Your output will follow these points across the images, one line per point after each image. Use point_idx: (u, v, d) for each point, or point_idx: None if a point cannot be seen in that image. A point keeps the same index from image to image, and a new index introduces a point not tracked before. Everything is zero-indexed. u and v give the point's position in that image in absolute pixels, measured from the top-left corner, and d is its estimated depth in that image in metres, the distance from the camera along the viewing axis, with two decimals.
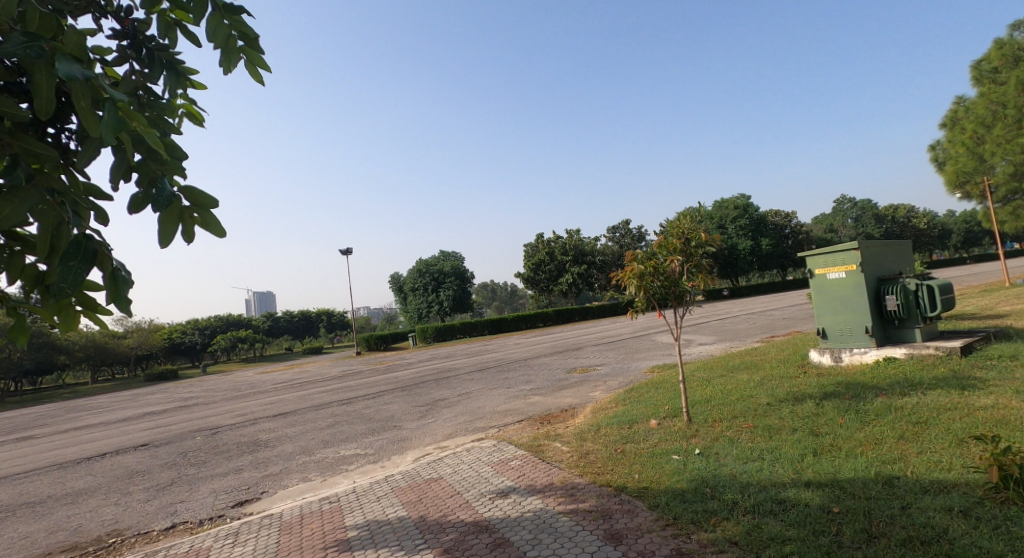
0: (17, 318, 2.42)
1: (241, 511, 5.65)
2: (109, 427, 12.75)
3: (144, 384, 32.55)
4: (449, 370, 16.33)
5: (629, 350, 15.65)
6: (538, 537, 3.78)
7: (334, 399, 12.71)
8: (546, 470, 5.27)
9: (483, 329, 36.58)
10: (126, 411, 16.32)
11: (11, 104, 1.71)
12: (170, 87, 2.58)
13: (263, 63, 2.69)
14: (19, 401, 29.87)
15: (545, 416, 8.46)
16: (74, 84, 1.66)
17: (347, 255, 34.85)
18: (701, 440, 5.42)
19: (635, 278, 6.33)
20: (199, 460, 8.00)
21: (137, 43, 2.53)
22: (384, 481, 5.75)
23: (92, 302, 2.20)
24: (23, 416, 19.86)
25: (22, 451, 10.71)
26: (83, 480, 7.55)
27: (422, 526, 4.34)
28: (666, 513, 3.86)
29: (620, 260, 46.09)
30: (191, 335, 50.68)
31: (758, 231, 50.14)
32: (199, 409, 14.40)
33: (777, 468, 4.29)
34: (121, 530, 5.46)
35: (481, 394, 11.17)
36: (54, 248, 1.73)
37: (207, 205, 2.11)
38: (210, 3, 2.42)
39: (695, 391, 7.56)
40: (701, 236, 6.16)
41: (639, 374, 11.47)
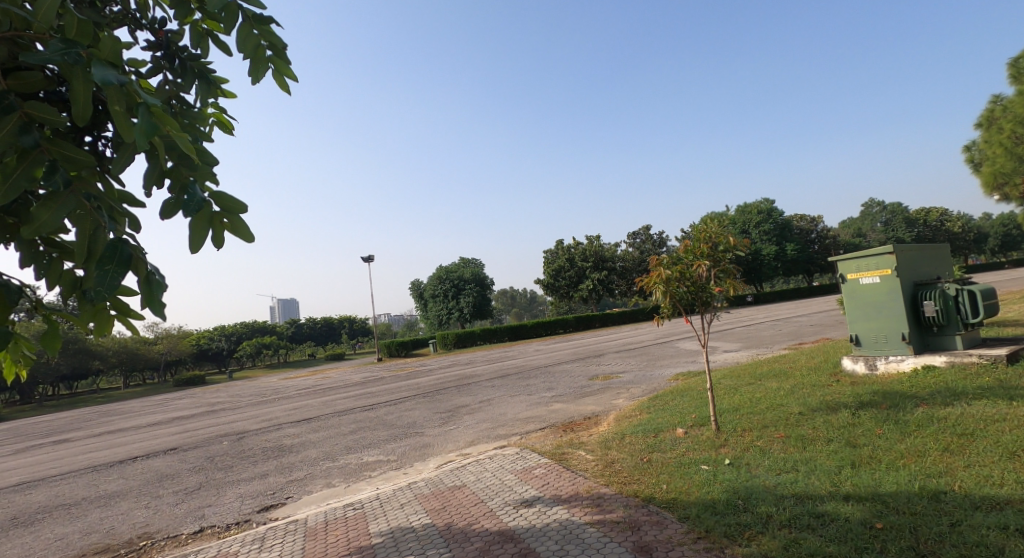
0: (51, 324, 2.50)
1: (267, 517, 5.69)
2: (138, 431, 13.05)
3: (172, 390, 33.31)
4: (470, 376, 16.36)
5: (651, 357, 15.42)
6: (564, 548, 3.71)
7: (357, 405, 12.81)
8: (572, 478, 5.19)
9: (503, 337, 36.50)
10: (155, 416, 16.70)
11: (53, 111, 1.74)
12: (201, 96, 2.63)
13: (290, 73, 2.71)
14: (54, 406, 30.77)
15: (568, 423, 8.37)
16: (110, 89, 1.66)
17: (368, 263, 35.10)
18: (731, 449, 5.27)
19: (661, 283, 6.24)
20: (226, 465, 8.10)
21: (170, 54, 2.58)
22: (407, 488, 5.73)
23: (125, 306, 2.23)
24: (58, 420, 20.49)
25: (57, 454, 11.00)
26: (115, 483, 7.71)
27: (447, 534, 4.30)
28: (696, 526, 3.75)
29: (641, 266, 45.53)
30: (218, 342, 51.75)
31: (783, 237, 49.24)
32: (225, 414, 14.65)
33: (814, 480, 4.13)
34: (151, 533, 5.54)
35: (503, 401, 11.13)
36: (91, 252, 1.74)
37: (237, 211, 2.12)
38: (240, 13, 2.43)
39: (723, 400, 7.38)
40: (730, 240, 6.04)
41: (663, 381, 11.28)
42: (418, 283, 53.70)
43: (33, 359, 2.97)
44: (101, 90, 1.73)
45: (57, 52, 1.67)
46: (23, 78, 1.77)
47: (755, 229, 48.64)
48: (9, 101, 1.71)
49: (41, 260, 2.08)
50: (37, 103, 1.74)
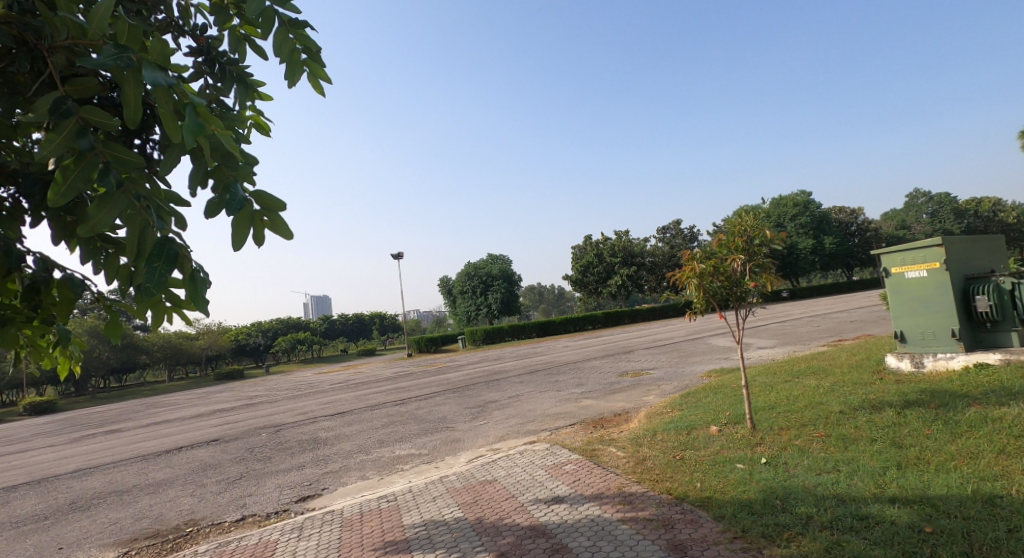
0: (113, 314, 2.65)
1: (305, 507, 5.84)
2: (181, 423, 13.55)
3: (212, 383, 34.50)
4: (499, 372, 16.47)
5: (682, 354, 15.21)
6: (597, 544, 3.69)
7: (388, 400, 13.03)
8: (603, 475, 5.16)
9: (531, 332, 36.49)
10: (197, 408, 17.35)
11: (105, 115, 1.79)
12: (240, 100, 2.70)
13: (325, 75, 2.74)
14: (103, 398, 32.20)
15: (598, 419, 8.33)
16: (159, 92, 1.72)
17: (398, 260, 35.54)
18: (768, 448, 5.15)
19: (694, 277, 6.14)
20: (265, 456, 8.35)
21: (211, 59, 2.65)
22: (439, 482, 5.80)
23: (177, 298, 2.32)
24: (108, 411, 21.50)
25: (107, 443, 11.54)
26: (162, 472, 8.04)
27: (479, 528, 4.34)
28: (732, 525, 3.69)
29: (671, 261, 44.86)
30: (255, 337, 53.37)
31: (821, 230, 47.75)
32: (263, 407, 15.11)
33: (856, 482, 4.00)
34: (197, 520, 5.75)
35: (532, 397, 11.14)
36: (140, 249, 1.80)
37: (276, 209, 2.16)
38: (277, 18, 2.47)
39: (759, 397, 7.22)
40: (767, 234, 5.88)
41: (695, 378, 11.11)
42: (447, 279, 54.17)
43: (83, 354, 3.11)
44: (149, 94, 1.79)
45: (110, 58, 1.72)
46: (78, 84, 1.84)
47: (791, 222, 47.36)
48: (66, 106, 1.78)
49: (99, 256, 2.18)
50: (91, 108, 1.81)
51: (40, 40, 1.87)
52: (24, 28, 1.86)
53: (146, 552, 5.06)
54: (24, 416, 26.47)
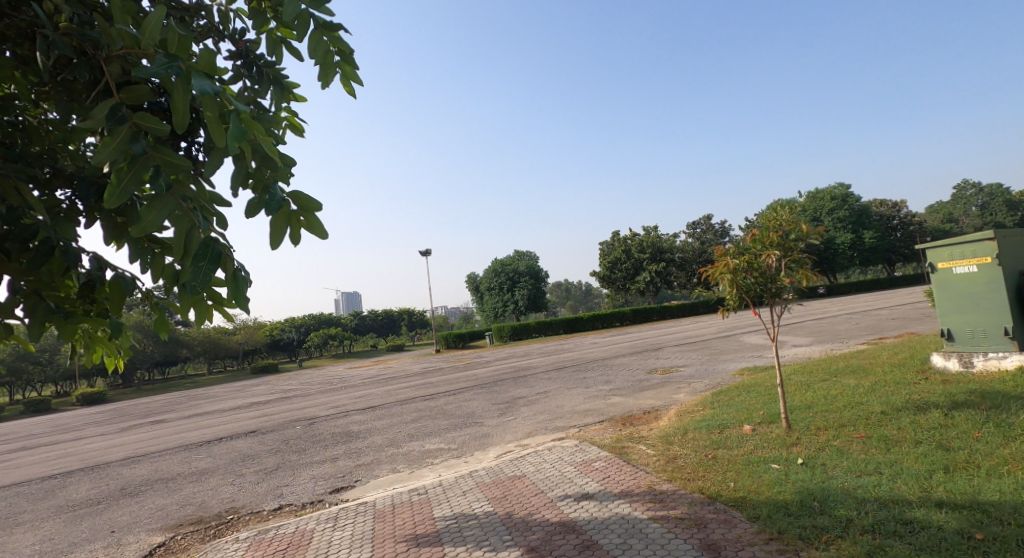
0: (159, 312, 2.78)
1: (338, 498, 5.98)
2: (220, 415, 14.01)
3: (248, 377, 35.55)
4: (526, 368, 16.51)
5: (713, 351, 14.96)
6: (628, 542, 3.67)
7: (418, 395, 13.21)
8: (633, 472, 5.14)
9: (559, 328, 36.40)
10: (234, 401, 17.92)
11: (155, 120, 1.86)
12: (277, 101, 2.76)
13: (357, 77, 2.74)
14: (148, 390, 33.53)
15: (627, 417, 8.27)
16: (206, 98, 1.78)
17: (426, 256, 35.92)
18: (805, 449, 5.03)
19: (727, 273, 6.05)
20: (300, 448, 8.58)
21: (249, 62, 2.71)
22: (469, 476, 5.86)
23: (219, 296, 2.41)
24: (151, 402, 22.39)
25: (151, 433, 12.03)
26: (203, 461, 8.35)
27: (508, 523, 4.37)
28: (768, 526, 3.62)
29: (702, 256, 44.10)
30: (289, 333, 54.71)
31: (860, 224, 46.18)
32: (296, 401, 15.51)
33: (900, 485, 3.88)
34: (237, 508, 5.95)
35: (560, 393, 11.13)
36: (187, 249, 1.87)
37: (312, 209, 2.20)
38: (313, 21, 2.49)
39: (795, 396, 7.04)
40: (803, 229, 5.71)
41: (727, 375, 10.92)
42: (474, 276, 54.50)
43: (130, 352, 3.25)
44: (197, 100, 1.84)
45: (161, 66, 1.79)
46: (133, 91, 1.91)
47: (828, 216, 45.96)
48: (121, 112, 1.86)
49: (147, 255, 2.28)
50: (144, 114, 1.88)
51: (97, 50, 1.95)
52: (83, 39, 1.95)
53: (191, 537, 5.26)
54: (76, 406, 27.79)
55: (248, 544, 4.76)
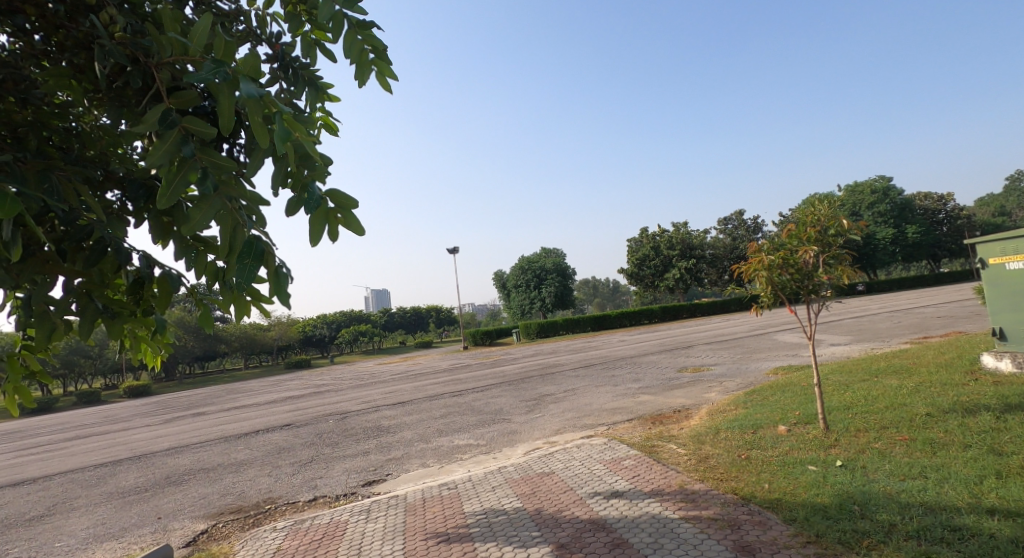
0: (205, 307, 2.90)
1: (371, 491, 6.10)
2: (256, 408, 14.42)
3: (282, 372, 36.54)
4: (554, 365, 16.50)
5: (746, 350, 14.65)
6: (659, 542, 3.64)
7: (446, 391, 13.35)
8: (663, 471, 5.08)
9: (586, 326, 36.14)
10: (269, 395, 18.46)
11: (202, 124, 1.92)
12: (312, 102, 2.81)
13: (392, 74, 2.72)
14: (189, 383, 34.76)
15: (657, 415, 8.18)
16: (252, 102, 1.83)
17: (454, 254, 36.18)
18: (843, 450, 4.90)
19: (762, 270, 5.90)
20: (333, 442, 8.77)
21: (285, 65, 2.77)
22: (498, 472, 5.90)
23: (259, 294, 2.48)
24: (191, 396, 23.23)
25: (192, 425, 12.51)
26: (241, 452, 8.62)
27: (538, 519, 4.38)
28: (805, 529, 3.54)
29: (734, 253, 43.18)
30: (321, 329, 55.93)
31: (902, 218, 44.48)
32: (328, 395, 15.87)
33: (948, 490, 3.74)
34: (274, 498, 6.13)
35: (588, 391, 11.08)
36: (232, 247, 1.92)
37: (349, 206, 2.23)
38: (346, 21, 2.50)
39: (832, 397, 6.84)
40: (843, 224, 5.52)
41: (761, 374, 10.68)
42: (501, 273, 54.68)
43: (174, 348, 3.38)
44: (242, 104, 1.89)
45: (210, 72, 1.85)
46: (182, 97, 1.97)
47: (867, 210, 44.36)
48: (171, 117, 1.93)
49: (192, 254, 2.35)
50: (193, 119, 1.95)
51: (148, 58, 2.03)
52: (137, 48, 2.03)
53: (231, 526, 5.45)
54: (123, 399, 29.00)
55: (285, 534, 4.89)
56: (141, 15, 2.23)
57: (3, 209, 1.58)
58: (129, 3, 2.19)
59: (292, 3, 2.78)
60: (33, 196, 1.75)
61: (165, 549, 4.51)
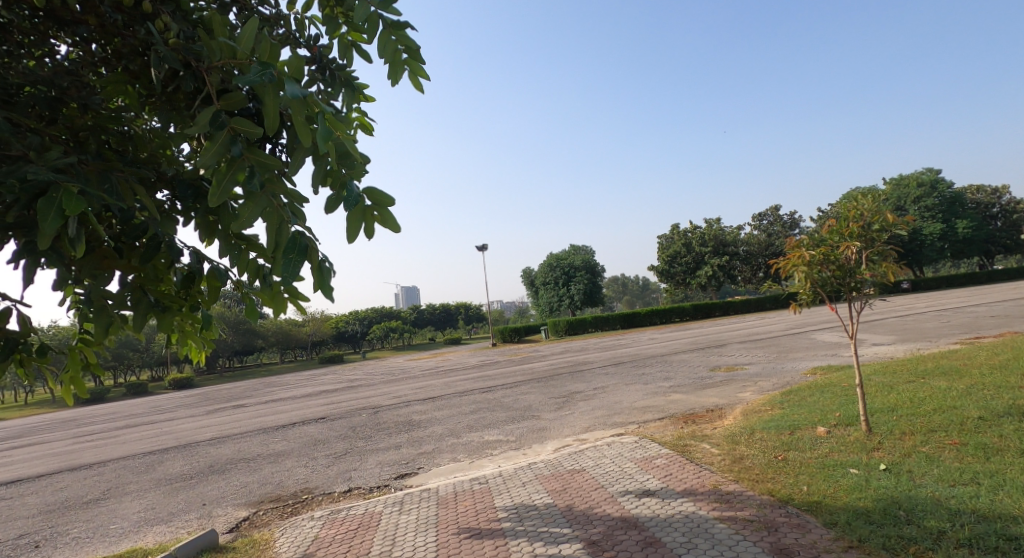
0: (249, 302, 3.01)
1: (403, 483, 6.20)
2: (292, 401, 14.84)
3: (316, 366, 37.45)
4: (583, 363, 16.42)
5: (782, 349, 14.28)
6: (692, 542, 3.59)
7: (476, 387, 13.45)
8: (696, 471, 5.01)
9: (615, 324, 35.81)
10: (303, 388, 18.96)
11: (250, 124, 1.98)
12: (348, 103, 2.85)
13: (424, 74, 2.67)
14: (228, 377, 35.96)
15: (689, 414, 8.06)
16: (296, 103, 1.87)
17: (482, 251, 36.36)
18: (887, 454, 4.73)
19: (801, 266, 5.72)
20: (366, 435, 8.95)
21: (323, 66, 2.82)
22: (528, 468, 5.92)
23: (298, 290, 2.55)
24: (230, 388, 24.06)
25: (231, 417, 12.94)
26: (279, 443, 8.89)
27: (569, 516, 4.38)
28: (847, 533, 3.44)
29: (769, 249, 42.16)
30: (353, 324, 57.10)
31: (951, 212, 42.51)
32: (361, 390, 16.20)
33: (1002, 498, 3.57)
34: (311, 488, 6.30)
35: (618, 389, 10.99)
36: (277, 244, 1.97)
37: (386, 204, 2.25)
38: (381, 21, 2.51)
39: (875, 398, 6.61)
40: (888, 218, 5.31)
41: (798, 375, 10.39)
42: (530, 270, 54.73)
43: (218, 342, 3.50)
44: (287, 105, 1.94)
45: (256, 74, 1.90)
46: (230, 99, 2.04)
47: (913, 204, 42.63)
48: (221, 118, 2.00)
49: (235, 250, 2.43)
50: (240, 120, 2.01)
51: (198, 63, 2.10)
52: (188, 53, 2.10)
53: (271, 514, 5.62)
54: (168, 390, 30.27)
55: (322, 523, 5.02)
56: (192, 21, 2.31)
57: (71, 206, 1.67)
58: (181, 10, 2.28)
59: (329, 6, 2.82)
60: (95, 194, 1.84)
61: (209, 534, 4.68)
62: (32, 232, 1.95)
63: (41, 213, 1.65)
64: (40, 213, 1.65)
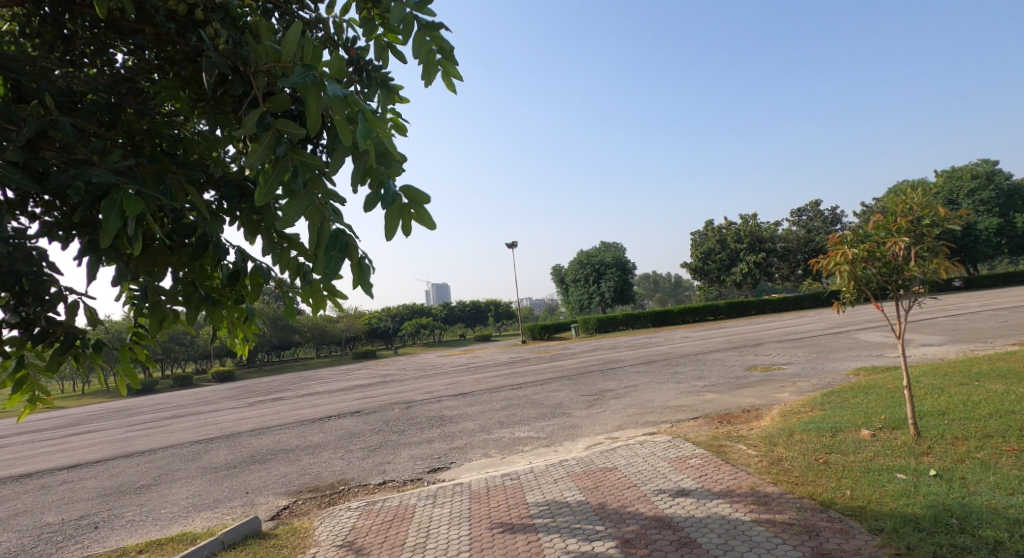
0: (290, 299, 3.10)
1: (436, 477, 6.28)
2: (327, 395, 15.20)
3: (351, 361, 38.26)
4: (614, 361, 16.29)
5: (822, 349, 13.82)
6: (729, 543, 3.52)
7: (506, 384, 13.50)
8: (732, 472, 4.90)
9: (647, 321, 35.37)
10: (338, 383, 19.40)
11: (292, 125, 2.02)
12: (384, 104, 2.86)
13: (457, 74, 2.65)
14: (267, 370, 37.10)
15: (725, 414, 7.90)
16: (337, 104, 1.90)
17: (513, 248, 36.38)
18: (938, 459, 4.53)
19: (845, 264, 5.51)
20: (399, 429, 9.09)
21: (360, 68, 2.84)
22: (560, 465, 5.90)
23: (336, 287, 2.61)
24: (268, 382, 24.83)
25: (270, 409, 13.35)
26: (316, 436, 9.12)
27: (602, 513, 4.35)
28: (894, 541, 3.32)
29: (808, 246, 40.84)
30: (386, 321, 58.08)
31: (1009, 206, 40.26)
32: (393, 384, 16.48)
33: None
34: (347, 480, 6.44)
35: (650, 388, 10.85)
36: (319, 241, 2.01)
37: (422, 202, 2.26)
38: (416, 23, 2.51)
39: (923, 401, 6.33)
40: (939, 213, 5.05)
41: (840, 375, 10.04)
42: (560, 267, 54.57)
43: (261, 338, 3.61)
44: (329, 107, 1.98)
45: (300, 76, 1.93)
46: (275, 101, 2.09)
47: (966, 198, 40.58)
48: (267, 120, 2.05)
49: (277, 249, 2.50)
50: (285, 121, 2.06)
51: (246, 67, 2.17)
52: (237, 58, 2.17)
53: (310, 503, 5.78)
54: (212, 382, 31.46)
55: (359, 514, 5.13)
56: (240, 27, 2.39)
57: (129, 206, 1.75)
58: (229, 16, 2.35)
59: (366, 8, 2.84)
60: (152, 195, 1.92)
61: (252, 522, 4.85)
62: (94, 231, 2.04)
63: (104, 214, 1.74)
64: (103, 213, 1.73)
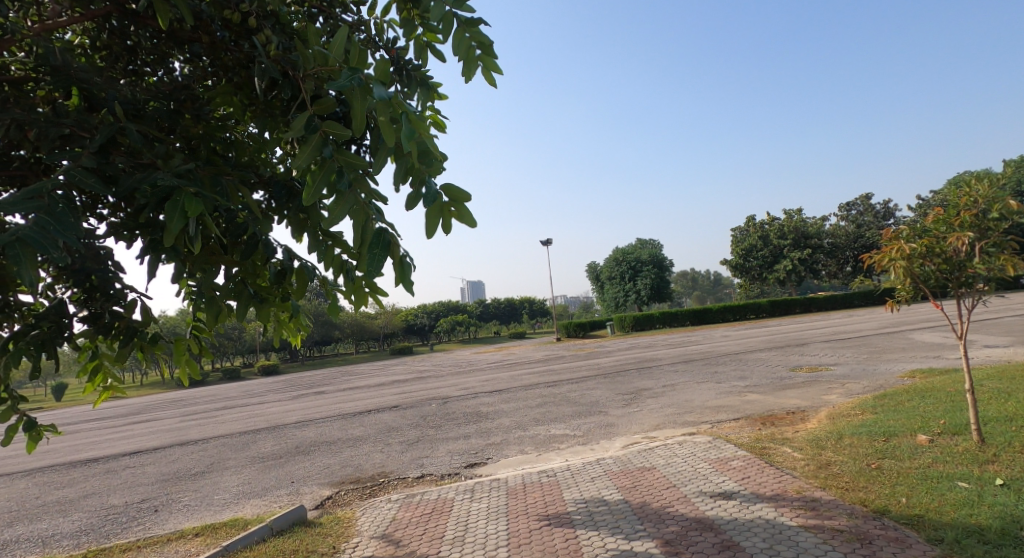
0: (333, 297, 3.15)
1: (473, 472, 6.32)
2: (366, 390, 15.51)
3: (389, 357, 38.94)
4: (651, 360, 16.03)
5: (873, 349, 13.21)
6: (775, 548, 3.41)
7: (541, 381, 13.47)
8: (777, 475, 4.74)
9: (686, 320, 34.60)
10: (375, 378, 19.81)
11: (338, 127, 2.04)
12: (424, 102, 2.87)
13: (497, 68, 2.60)
14: (309, 365, 38.14)
15: (768, 416, 7.65)
16: (381, 105, 1.91)
17: (549, 246, 36.19)
18: (1004, 468, 4.25)
19: (900, 259, 5.22)
20: (435, 424, 9.19)
21: (400, 67, 2.86)
22: (597, 463, 5.84)
23: (377, 284, 2.63)
24: (308, 376, 25.54)
25: (311, 402, 13.74)
26: (356, 429, 9.32)
27: (641, 513, 4.28)
28: (956, 552, 3.14)
29: (858, 241, 39.10)
30: (423, 317, 58.84)
31: None
32: (429, 380, 16.68)
33: None
34: (387, 473, 6.56)
35: (689, 387, 10.61)
36: (363, 239, 2.03)
37: (462, 200, 2.25)
38: (455, 20, 2.49)
39: (986, 406, 5.96)
40: (1009, 205, 4.71)
41: (892, 377, 9.57)
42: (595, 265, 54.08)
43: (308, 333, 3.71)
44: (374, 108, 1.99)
45: (346, 79, 1.95)
46: (322, 103, 2.12)
47: None
48: (314, 123, 2.09)
49: (323, 247, 2.53)
50: (332, 123, 2.09)
51: (294, 72, 2.21)
52: (286, 63, 2.22)
53: (352, 494, 5.91)
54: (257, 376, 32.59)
55: (398, 506, 5.21)
56: (289, 33, 2.45)
57: (191, 207, 1.81)
58: (278, 22, 2.41)
59: (406, 8, 2.85)
60: (210, 196, 1.98)
61: (296, 510, 4.99)
62: (157, 232, 2.13)
63: (167, 215, 1.80)
64: (166, 214, 1.79)
